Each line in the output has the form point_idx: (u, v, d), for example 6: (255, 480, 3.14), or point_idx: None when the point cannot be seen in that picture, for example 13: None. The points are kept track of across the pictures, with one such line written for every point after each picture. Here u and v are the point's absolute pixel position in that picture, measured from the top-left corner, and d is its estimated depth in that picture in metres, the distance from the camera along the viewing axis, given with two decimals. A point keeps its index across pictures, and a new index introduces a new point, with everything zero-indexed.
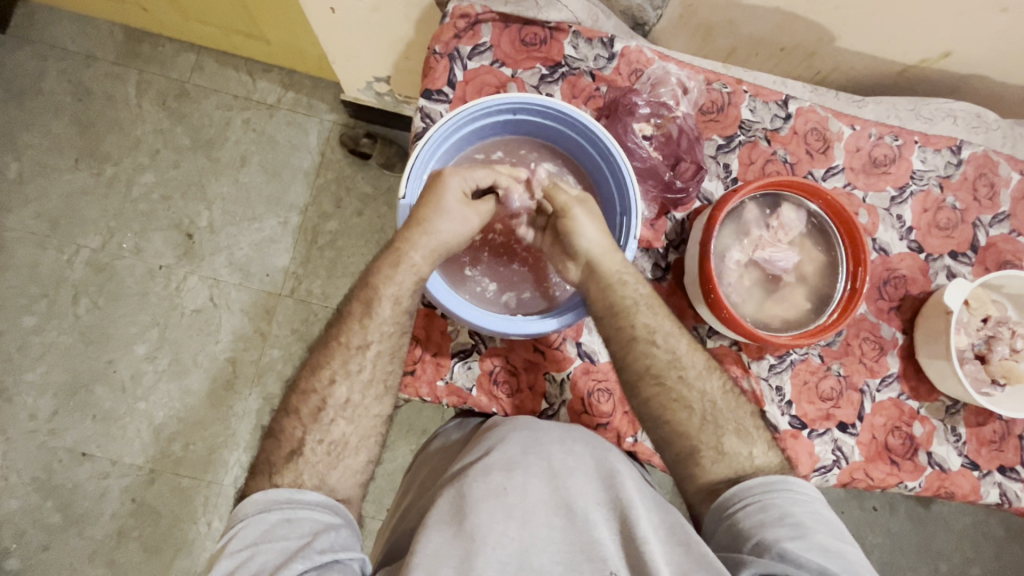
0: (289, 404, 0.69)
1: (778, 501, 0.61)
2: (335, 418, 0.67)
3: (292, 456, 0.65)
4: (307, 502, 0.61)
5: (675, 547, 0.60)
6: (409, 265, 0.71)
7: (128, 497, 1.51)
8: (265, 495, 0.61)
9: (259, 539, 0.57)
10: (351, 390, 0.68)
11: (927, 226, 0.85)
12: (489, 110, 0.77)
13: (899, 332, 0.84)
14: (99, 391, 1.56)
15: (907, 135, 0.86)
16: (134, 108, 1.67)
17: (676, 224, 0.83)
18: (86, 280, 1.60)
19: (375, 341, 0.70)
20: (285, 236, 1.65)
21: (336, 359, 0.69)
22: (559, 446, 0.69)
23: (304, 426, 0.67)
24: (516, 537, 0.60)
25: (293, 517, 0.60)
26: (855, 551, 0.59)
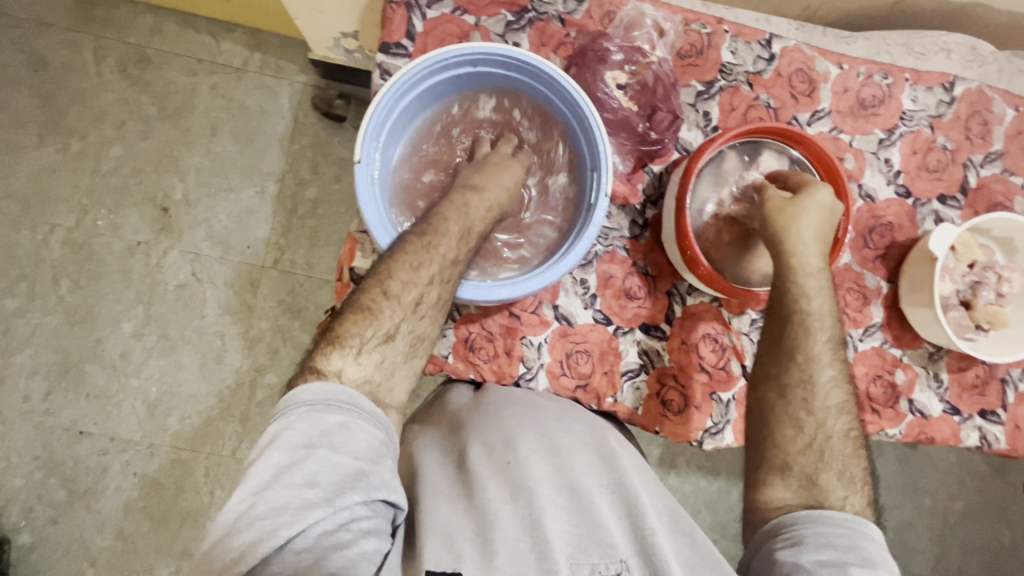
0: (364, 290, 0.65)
1: (851, 535, 0.61)
2: (423, 315, 0.67)
3: (386, 338, 0.63)
4: (365, 410, 0.59)
5: (680, 537, 0.67)
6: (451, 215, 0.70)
7: (130, 471, 1.54)
8: (326, 388, 0.57)
9: (316, 441, 0.55)
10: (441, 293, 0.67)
11: (916, 169, 0.82)
12: (447, 63, 0.72)
13: (884, 281, 0.82)
14: (91, 370, 1.56)
15: (898, 73, 0.82)
16: (94, 77, 1.59)
17: (654, 177, 0.79)
18: (64, 260, 1.57)
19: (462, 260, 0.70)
20: (263, 205, 1.61)
21: (433, 265, 0.67)
22: (557, 423, 0.72)
23: (398, 311, 0.64)
24: (525, 515, 0.64)
25: (350, 424, 0.57)
26: None
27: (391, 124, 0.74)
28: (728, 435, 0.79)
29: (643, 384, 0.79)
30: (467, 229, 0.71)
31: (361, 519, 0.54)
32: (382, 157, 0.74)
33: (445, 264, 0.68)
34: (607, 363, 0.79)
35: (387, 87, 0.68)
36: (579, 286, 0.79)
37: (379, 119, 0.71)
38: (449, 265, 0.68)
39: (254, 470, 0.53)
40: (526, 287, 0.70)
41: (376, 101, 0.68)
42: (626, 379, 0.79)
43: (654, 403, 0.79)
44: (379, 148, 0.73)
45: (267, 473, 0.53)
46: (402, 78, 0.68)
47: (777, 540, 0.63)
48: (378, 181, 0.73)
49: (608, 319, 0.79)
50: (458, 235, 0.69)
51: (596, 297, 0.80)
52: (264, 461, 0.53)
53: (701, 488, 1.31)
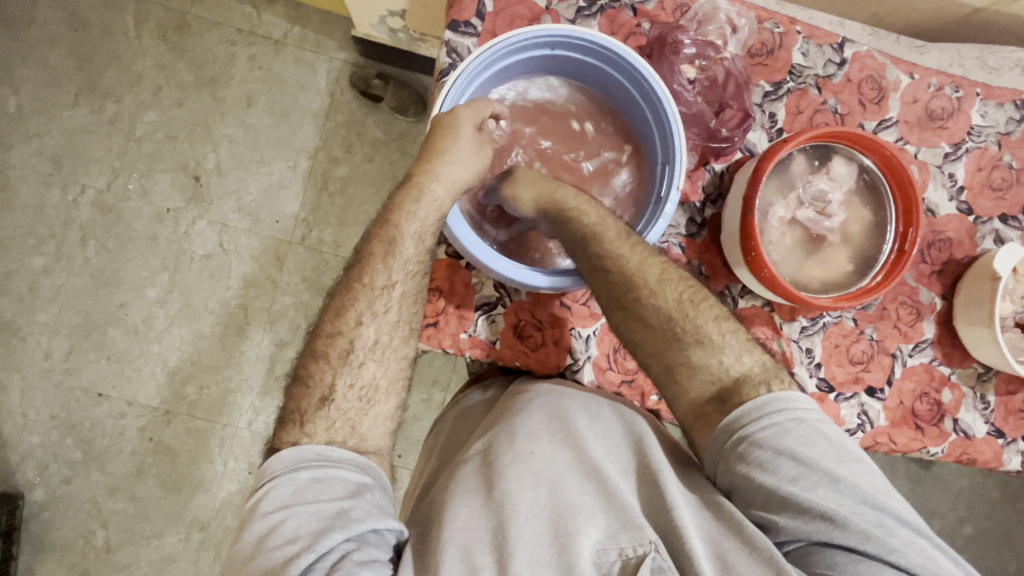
0: (317, 348, 0.68)
1: (771, 431, 0.61)
2: (364, 361, 0.68)
3: (323, 402, 0.65)
4: (338, 459, 0.61)
5: (708, 512, 0.63)
6: (427, 196, 0.72)
7: (146, 436, 1.55)
8: (291, 453, 0.61)
9: (291, 500, 0.58)
10: (378, 331, 0.68)
11: (980, 187, 0.80)
12: (526, 44, 0.72)
13: (938, 297, 0.80)
14: (113, 333, 1.56)
15: (969, 86, 0.80)
16: (133, 41, 1.58)
17: (715, 176, 0.77)
18: (93, 222, 1.57)
19: (400, 282, 0.70)
20: (293, 181, 1.60)
21: (361, 301, 0.68)
22: (584, 412, 0.72)
23: (334, 370, 0.67)
24: (548, 503, 0.63)
25: (323, 476, 0.60)
26: (862, 471, 0.61)
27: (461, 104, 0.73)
28: None
29: None
30: (420, 234, 0.71)
31: (352, 552, 0.56)
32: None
33: (372, 297, 0.68)
34: None
35: (468, 63, 0.69)
36: None
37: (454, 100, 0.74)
38: (376, 296, 0.69)
39: (244, 540, 0.56)
40: (535, 277, 0.72)
41: (446, 90, 0.70)
42: None
43: None
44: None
45: (255, 539, 0.56)
46: (482, 55, 0.68)
47: (721, 458, 0.64)
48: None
49: None
50: (383, 253, 0.69)
51: None
52: (248, 534, 0.56)
53: None
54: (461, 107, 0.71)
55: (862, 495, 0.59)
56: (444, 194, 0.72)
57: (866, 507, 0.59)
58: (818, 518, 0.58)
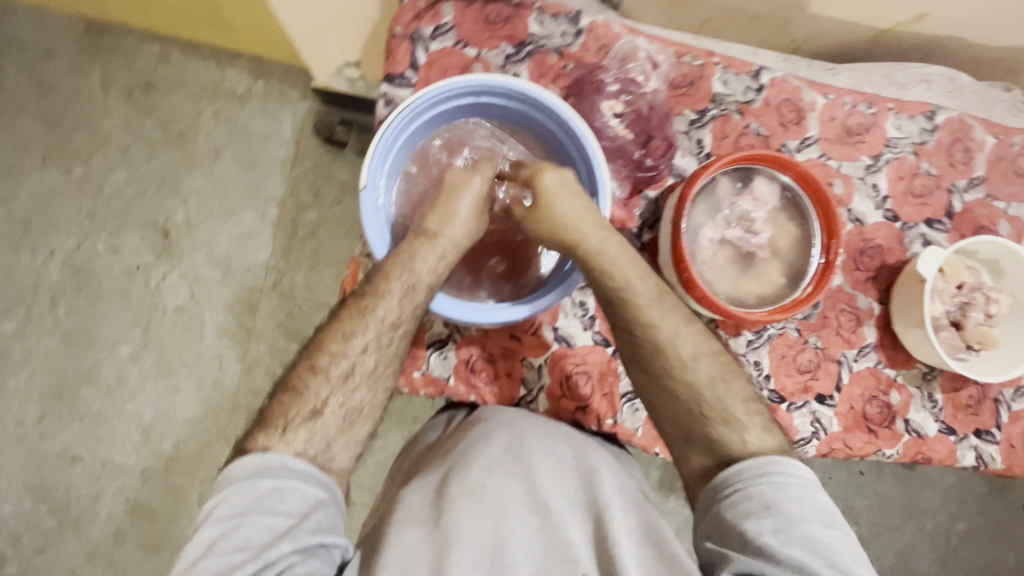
0: (316, 362, 0.68)
1: (765, 487, 0.60)
2: (358, 385, 0.69)
3: (312, 414, 0.66)
4: (298, 472, 0.62)
5: (646, 549, 0.64)
6: (433, 246, 0.73)
7: (122, 497, 1.53)
8: (254, 459, 0.61)
9: (247, 508, 0.59)
10: (376, 362, 0.70)
11: (903, 195, 0.85)
12: (451, 94, 0.76)
13: (876, 302, 0.83)
14: (86, 394, 1.55)
15: (882, 102, 0.85)
16: (100, 103, 1.62)
17: (650, 203, 0.80)
18: (63, 283, 1.58)
19: (404, 322, 0.72)
20: (263, 229, 1.63)
21: (369, 329, 0.69)
22: (542, 446, 0.72)
23: (330, 386, 0.68)
24: (491, 535, 0.64)
25: (283, 487, 0.61)
26: (845, 541, 0.58)
27: (394, 153, 0.76)
28: None
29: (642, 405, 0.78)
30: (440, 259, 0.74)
31: (296, 565, 0.57)
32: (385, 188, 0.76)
33: (382, 328, 0.70)
34: (607, 385, 0.78)
35: (397, 112, 0.72)
36: (578, 308, 0.79)
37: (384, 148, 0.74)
38: (387, 329, 0.70)
39: (194, 539, 0.58)
40: (518, 310, 0.72)
41: (379, 135, 0.71)
42: (625, 401, 0.78)
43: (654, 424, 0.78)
44: (382, 178, 0.76)
45: (204, 542, 0.57)
46: (410, 106, 0.72)
47: (719, 498, 0.62)
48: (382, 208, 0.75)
49: (607, 341, 0.79)
50: (401, 294, 0.70)
51: (595, 318, 0.79)
52: (200, 535, 0.58)
53: None
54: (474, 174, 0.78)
55: (834, 560, 0.57)
56: (451, 248, 0.75)
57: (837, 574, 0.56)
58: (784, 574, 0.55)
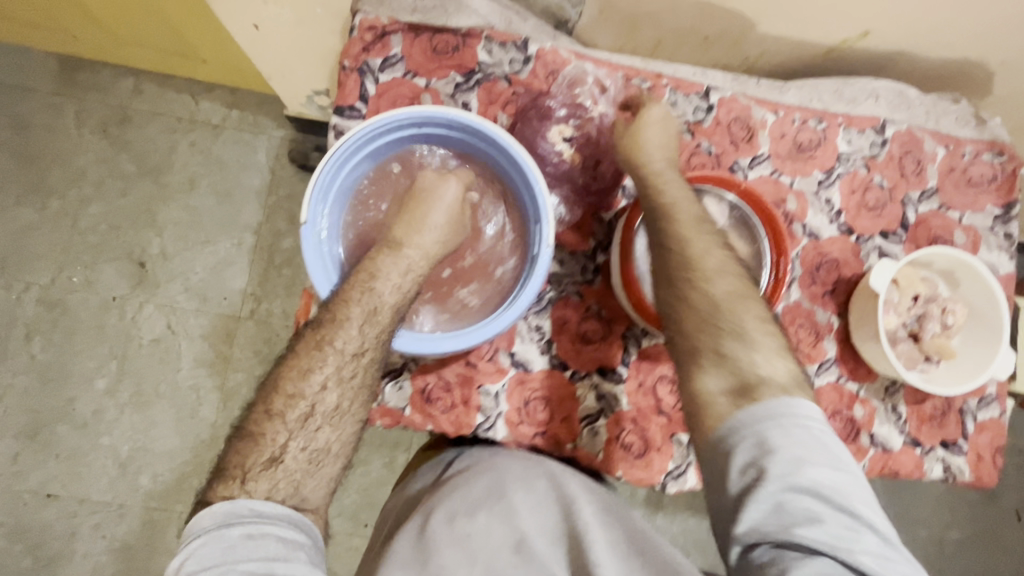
0: (272, 407, 0.68)
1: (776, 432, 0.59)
2: (320, 425, 0.68)
3: (272, 462, 0.65)
4: (272, 515, 0.61)
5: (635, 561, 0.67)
6: (397, 261, 0.73)
7: (99, 534, 1.50)
8: (225, 507, 0.60)
9: (218, 560, 0.56)
10: (340, 397, 0.69)
11: (856, 208, 0.85)
12: (390, 126, 0.75)
13: (835, 315, 0.83)
14: (61, 430, 1.53)
15: (831, 118, 0.86)
16: (75, 138, 1.63)
17: (604, 225, 0.82)
18: (39, 318, 1.57)
19: (369, 349, 0.70)
20: (240, 257, 1.62)
21: (326, 361, 0.68)
22: (519, 483, 0.73)
23: (287, 431, 0.67)
24: None
25: (255, 532, 0.59)
26: (852, 481, 0.58)
27: (336, 188, 0.76)
28: (691, 478, 0.78)
29: (602, 428, 0.78)
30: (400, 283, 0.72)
31: None
32: (330, 220, 0.76)
33: (343, 359, 0.69)
34: (566, 409, 0.78)
35: (335, 149, 0.72)
36: (534, 332, 0.79)
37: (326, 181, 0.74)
38: (350, 358, 0.69)
39: None
40: (468, 338, 0.71)
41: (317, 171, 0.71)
42: (585, 425, 0.78)
43: (615, 447, 0.78)
44: (326, 212, 0.76)
45: None
46: (346, 143, 0.72)
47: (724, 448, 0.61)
48: (326, 241, 0.75)
49: (564, 364, 0.79)
50: (361, 318, 0.69)
51: (552, 342, 0.79)
52: None
53: (689, 529, 1.29)
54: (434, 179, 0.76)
55: (840, 503, 0.57)
56: (416, 260, 0.74)
57: (843, 517, 0.56)
58: (794, 521, 0.55)
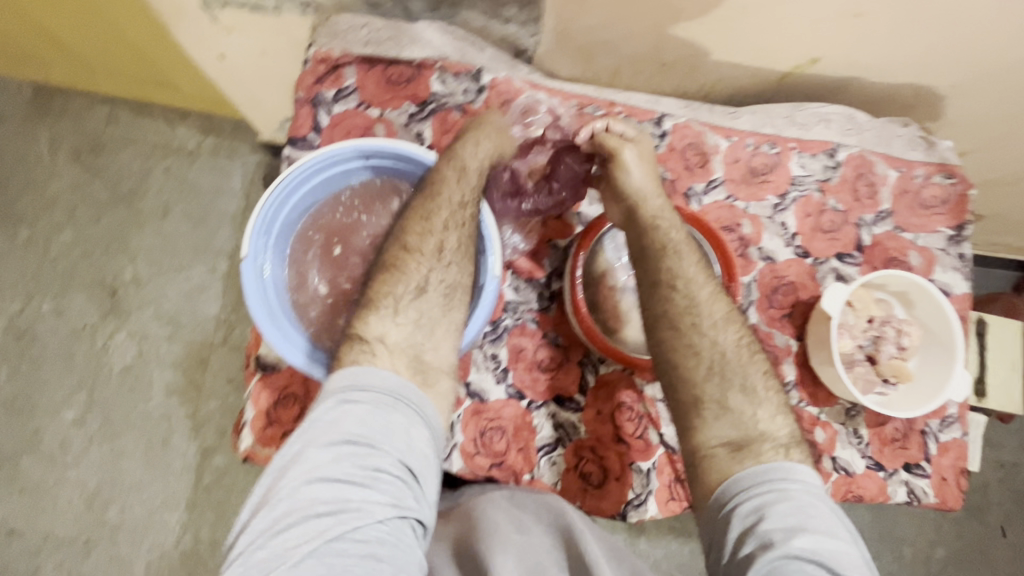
0: (383, 265, 0.72)
1: (767, 496, 0.60)
2: (423, 289, 0.70)
3: (378, 334, 0.66)
4: (430, 416, 0.64)
5: None
6: (468, 149, 0.76)
7: (64, 570, 1.46)
8: (401, 382, 0.63)
9: (368, 432, 0.59)
10: (431, 265, 0.71)
11: (811, 231, 0.86)
12: (334, 159, 0.78)
13: (793, 339, 0.83)
14: (27, 462, 1.50)
15: (784, 142, 0.87)
16: (48, 166, 1.63)
17: (559, 251, 0.84)
18: (6, 348, 1.55)
19: (459, 223, 0.73)
20: (213, 283, 1.61)
21: (435, 220, 0.72)
22: (532, 517, 0.70)
23: (419, 267, 0.71)
24: None
25: (408, 429, 0.61)
26: (848, 549, 0.56)
27: (280, 222, 0.77)
28: (652, 507, 0.76)
29: (560, 457, 0.77)
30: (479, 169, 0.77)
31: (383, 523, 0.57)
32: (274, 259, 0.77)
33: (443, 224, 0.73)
34: (523, 440, 0.77)
35: (276, 184, 0.74)
36: (490, 361, 0.78)
37: (268, 215, 0.76)
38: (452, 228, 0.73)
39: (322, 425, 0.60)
40: None
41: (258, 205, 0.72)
42: (542, 455, 0.77)
43: (573, 476, 0.77)
44: (271, 247, 0.77)
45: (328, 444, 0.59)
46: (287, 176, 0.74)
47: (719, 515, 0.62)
48: (269, 276, 0.75)
49: (521, 393, 0.78)
50: (436, 200, 0.73)
51: (507, 371, 0.78)
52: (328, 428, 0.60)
53: (672, 556, 1.26)
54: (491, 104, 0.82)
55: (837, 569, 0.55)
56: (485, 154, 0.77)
57: None
58: None
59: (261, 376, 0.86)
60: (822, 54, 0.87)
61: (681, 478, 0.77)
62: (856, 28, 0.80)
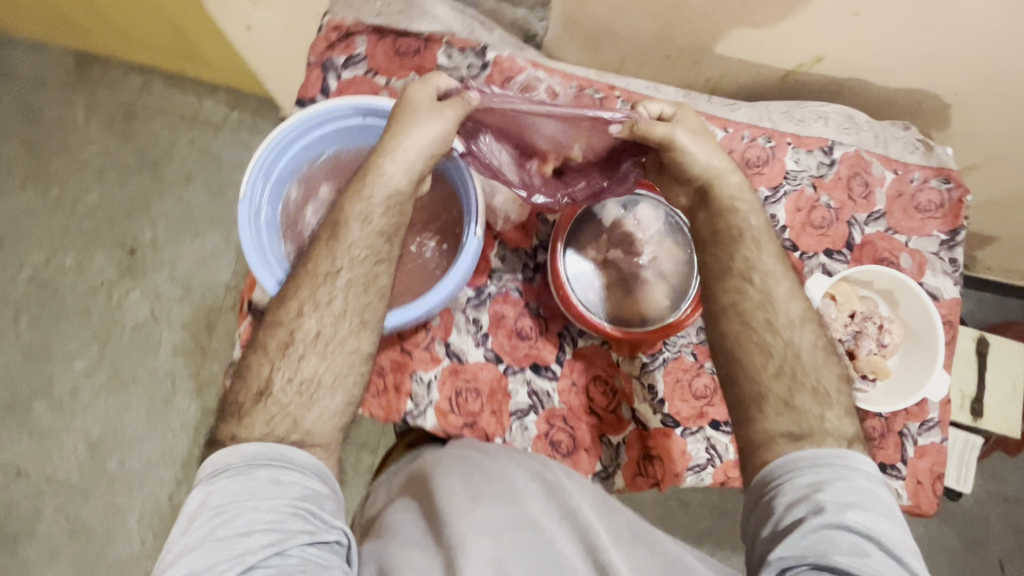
0: (259, 340, 0.70)
1: (823, 474, 0.62)
2: (304, 354, 0.68)
3: (261, 395, 0.67)
4: (298, 462, 0.63)
5: (639, 550, 0.65)
6: (380, 176, 0.70)
7: (62, 514, 1.51)
8: (255, 447, 0.63)
9: (241, 498, 0.60)
10: (320, 323, 0.69)
11: (801, 225, 0.87)
12: (334, 114, 0.81)
13: None
14: (38, 408, 1.57)
15: (780, 137, 0.88)
16: (82, 130, 1.71)
17: (547, 225, 0.87)
18: (29, 298, 1.62)
19: (346, 269, 0.70)
20: (227, 251, 1.66)
21: (304, 290, 0.70)
22: (521, 472, 0.73)
23: (272, 363, 0.68)
24: (490, 552, 0.62)
25: (280, 478, 0.62)
26: (895, 527, 0.59)
27: (279, 169, 0.82)
28: (618, 481, 0.81)
29: (531, 424, 0.80)
30: (367, 214, 0.70)
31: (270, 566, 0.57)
32: (270, 201, 0.81)
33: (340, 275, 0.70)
34: (496, 403, 0.81)
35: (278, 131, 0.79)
36: (471, 325, 0.82)
37: (268, 161, 0.80)
38: (341, 287, 0.70)
39: (191, 521, 0.60)
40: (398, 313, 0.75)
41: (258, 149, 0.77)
42: (514, 419, 0.81)
43: (543, 443, 0.80)
44: (267, 190, 0.81)
45: (201, 528, 0.58)
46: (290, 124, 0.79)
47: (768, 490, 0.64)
48: (263, 217, 0.80)
49: (498, 358, 0.81)
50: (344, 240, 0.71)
51: (488, 336, 0.82)
52: (199, 516, 0.60)
53: None
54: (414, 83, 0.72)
55: (886, 545, 0.58)
56: (399, 172, 0.71)
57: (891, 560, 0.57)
58: (841, 557, 0.56)
59: (251, 319, 0.91)
60: (826, 53, 0.87)
61: (649, 454, 0.80)
62: (860, 29, 0.80)
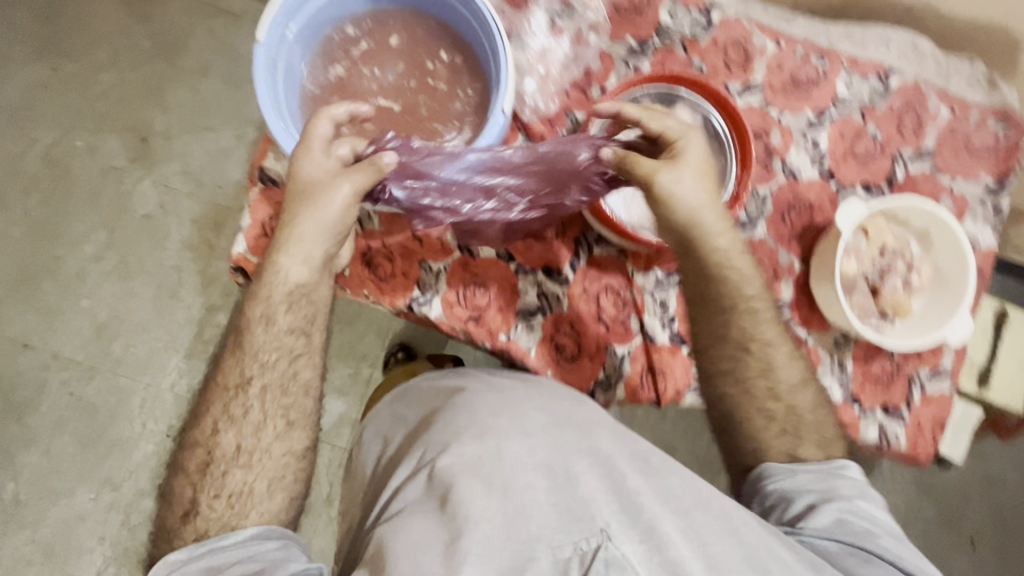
0: (182, 455, 0.76)
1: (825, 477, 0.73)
2: (226, 470, 0.73)
3: (188, 514, 0.71)
4: (228, 544, 0.69)
5: (660, 483, 0.67)
6: (281, 273, 0.71)
7: (67, 390, 1.55)
8: (180, 554, 0.68)
9: None
10: (239, 437, 0.73)
11: (842, 155, 0.83)
12: None
13: (797, 259, 0.82)
14: (46, 285, 1.58)
15: (835, 57, 0.84)
16: (97, 5, 1.64)
17: (575, 124, 0.84)
18: (39, 175, 1.61)
19: (257, 377, 0.73)
20: (239, 148, 1.61)
21: (218, 405, 0.74)
22: (530, 406, 0.74)
23: (194, 484, 0.73)
24: (502, 511, 0.63)
25: (215, 566, 0.67)
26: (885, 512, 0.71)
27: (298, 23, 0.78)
28: (621, 391, 0.84)
29: (538, 326, 0.82)
30: (269, 317, 0.72)
31: None
32: (288, 55, 0.78)
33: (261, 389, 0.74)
34: (505, 301, 0.82)
35: None
36: None
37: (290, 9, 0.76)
38: (256, 393, 0.73)
39: None
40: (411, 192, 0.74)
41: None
42: (521, 319, 0.82)
43: (548, 346, 0.82)
44: (285, 42, 0.77)
45: None
46: None
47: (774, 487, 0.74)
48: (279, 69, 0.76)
49: (511, 257, 0.83)
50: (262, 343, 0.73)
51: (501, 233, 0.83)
52: None
53: None
54: (301, 168, 0.69)
55: (885, 526, 0.69)
56: (305, 265, 0.71)
57: (891, 537, 0.68)
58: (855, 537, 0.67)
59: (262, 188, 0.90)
60: None
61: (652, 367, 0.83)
62: None
